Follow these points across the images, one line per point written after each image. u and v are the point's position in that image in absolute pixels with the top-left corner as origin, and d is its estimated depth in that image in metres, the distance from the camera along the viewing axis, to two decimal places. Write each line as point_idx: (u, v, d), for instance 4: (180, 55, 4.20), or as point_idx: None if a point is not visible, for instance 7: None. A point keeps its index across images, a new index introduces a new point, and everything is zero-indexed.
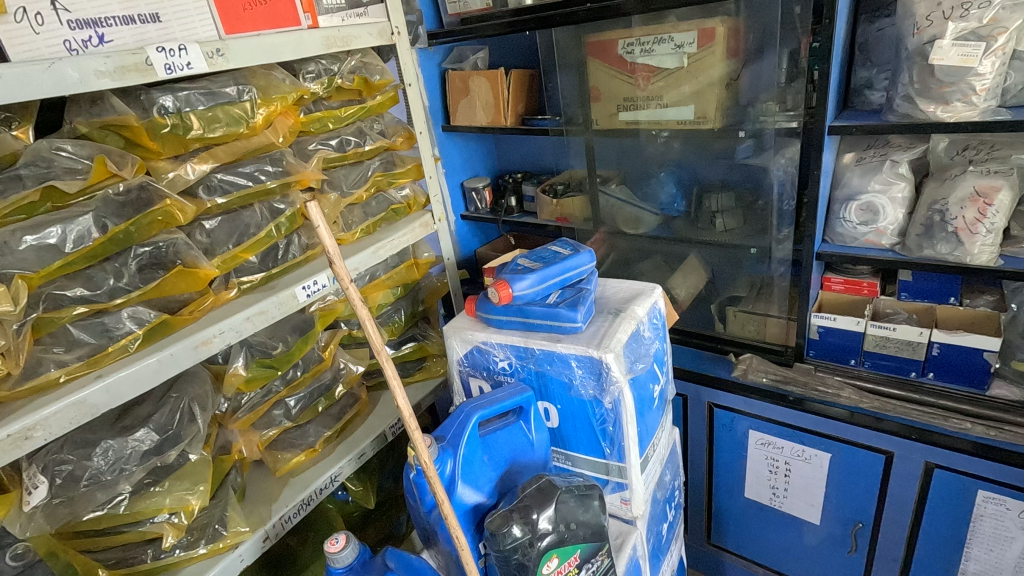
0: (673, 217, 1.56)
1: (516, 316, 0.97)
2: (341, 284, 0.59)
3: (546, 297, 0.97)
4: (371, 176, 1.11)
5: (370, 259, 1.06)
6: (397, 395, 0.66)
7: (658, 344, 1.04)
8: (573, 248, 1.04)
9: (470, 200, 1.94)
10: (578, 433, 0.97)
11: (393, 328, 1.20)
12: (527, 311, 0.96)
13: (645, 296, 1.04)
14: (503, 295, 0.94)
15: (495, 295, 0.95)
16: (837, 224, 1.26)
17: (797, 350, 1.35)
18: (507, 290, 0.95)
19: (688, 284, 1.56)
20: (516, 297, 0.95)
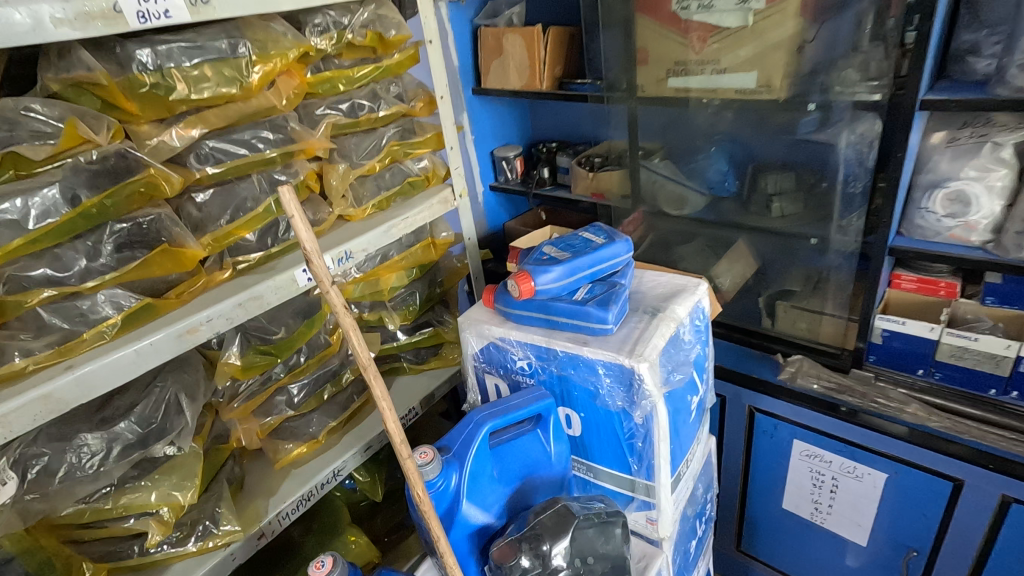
0: (722, 198, 1.40)
1: (537, 311, 0.85)
2: (319, 284, 0.49)
3: (573, 293, 0.86)
4: (386, 145, 1.00)
5: (382, 239, 0.97)
6: (387, 418, 0.55)
7: (700, 349, 0.92)
8: (609, 235, 0.91)
9: (500, 170, 1.81)
10: (603, 445, 0.86)
11: (407, 313, 1.11)
12: (550, 308, 0.84)
13: (688, 293, 0.91)
14: (524, 289, 0.83)
15: (515, 288, 0.83)
16: (916, 214, 1.09)
17: (855, 355, 1.21)
18: (529, 283, 0.83)
19: (736, 272, 1.40)
20: (539, 292, 0.83)
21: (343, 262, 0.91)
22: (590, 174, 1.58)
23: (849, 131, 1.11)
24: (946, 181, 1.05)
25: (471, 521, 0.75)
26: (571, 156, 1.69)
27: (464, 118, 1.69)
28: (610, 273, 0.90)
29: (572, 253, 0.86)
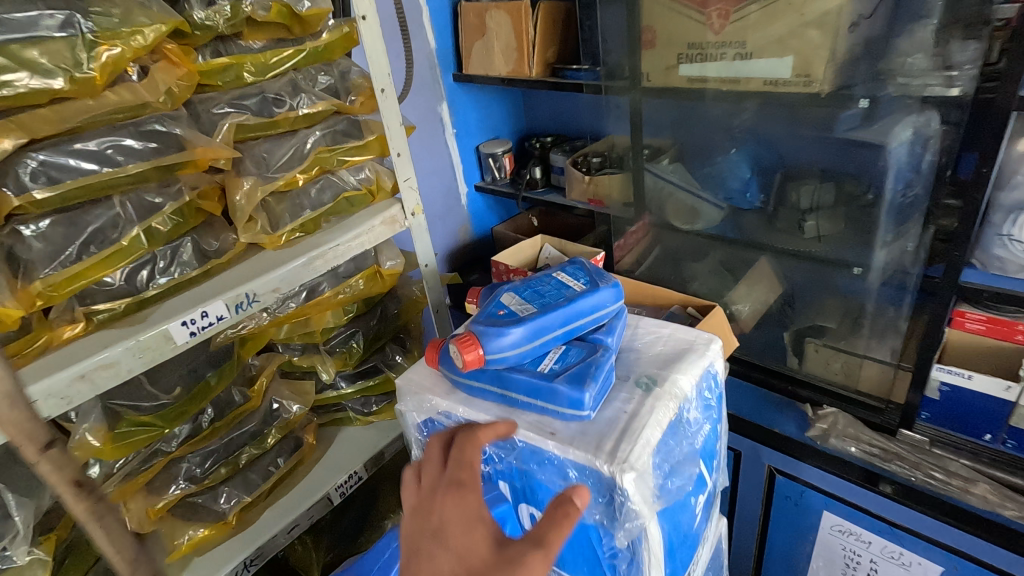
0: (742, 210, 1.16)
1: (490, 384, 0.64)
2: None
3: (538, 361, 0.64)
4: (311, 151, 0.78)
5: (303, 274, 0.76)
6: None
7: (710, 427, 0.70)
8: (592, 278, 0.69)
9: (486, 167, 1.58)
10: (577, 559, 0.65)
11: (343, 359, 0.91)
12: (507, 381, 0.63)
13: (695, 357, 0.69)
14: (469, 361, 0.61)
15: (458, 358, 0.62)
16: (995, 242, 0.83)
17: (904, 412, 0.98)
18: (476, 353, 0.61)
19: (754, 299, 1.20)
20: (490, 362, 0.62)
21: (244, 308, 0.70)
22: (586, 179, 1.35)
23: (910, 135, 0.87)
24: None
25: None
26: (567, 154, 1.45)
27: (443, 109, 1.47)
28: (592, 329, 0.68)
29: (538, 307, 0.64)
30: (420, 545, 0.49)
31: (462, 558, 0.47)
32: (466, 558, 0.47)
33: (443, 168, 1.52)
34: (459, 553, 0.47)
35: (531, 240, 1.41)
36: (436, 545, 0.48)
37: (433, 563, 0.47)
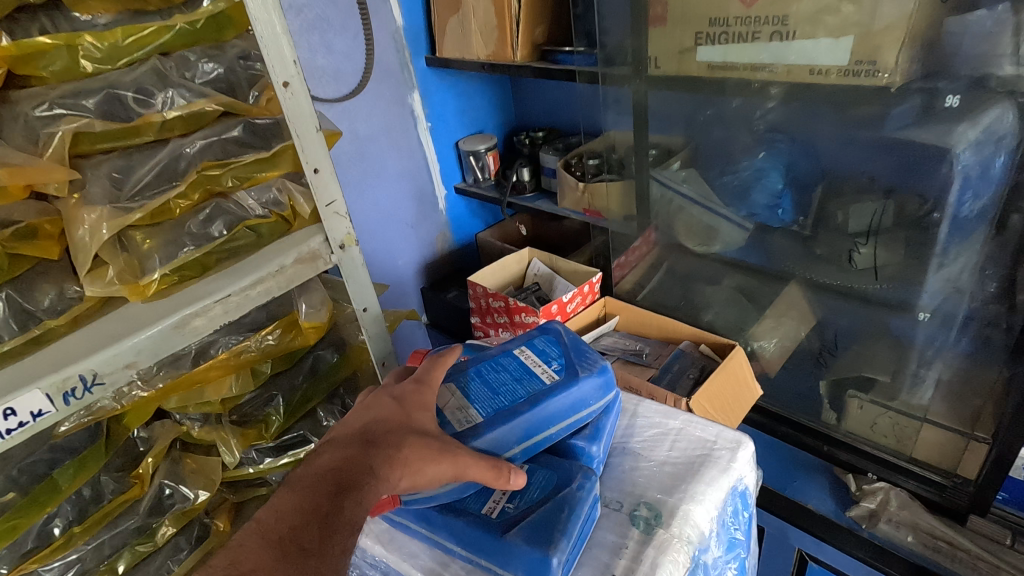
0: (770, 228, 0.95)
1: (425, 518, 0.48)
2: None
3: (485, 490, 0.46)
4: (189, 170, 0.57)
5: (176, 341, 0.55)
6: None
7: (734, 568, 0.50)
8: (568, 360, 0.49)
9: (467, 166, 1.37)
10: None
11: (253, 434, 0.70)
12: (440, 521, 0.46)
13: (716, 470, 0.49)
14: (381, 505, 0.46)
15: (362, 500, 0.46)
16: None
17: (976, 499, 0.76)
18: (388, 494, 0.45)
19: (782, 333, 0.99)
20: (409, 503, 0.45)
21: (79, 396, 0.50)
22: (580, 186, 1.11)
23: (988, 142, 0.65)
24: None
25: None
26: (560, 154, 1.22)
27: (414, 100, 1.24)
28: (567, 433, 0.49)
29: (482, 418, 0.46)
30: (370, 397, 0.47)
31: (406, 420, 0.45)
32: (408, 423, 0.45)
33: (416, 170, 1.30)
34: (403, 414, 0.45)
35: (518, 255, 1.21)
36: (388, 401, 0.46)
37: (381, 406, 0.46)
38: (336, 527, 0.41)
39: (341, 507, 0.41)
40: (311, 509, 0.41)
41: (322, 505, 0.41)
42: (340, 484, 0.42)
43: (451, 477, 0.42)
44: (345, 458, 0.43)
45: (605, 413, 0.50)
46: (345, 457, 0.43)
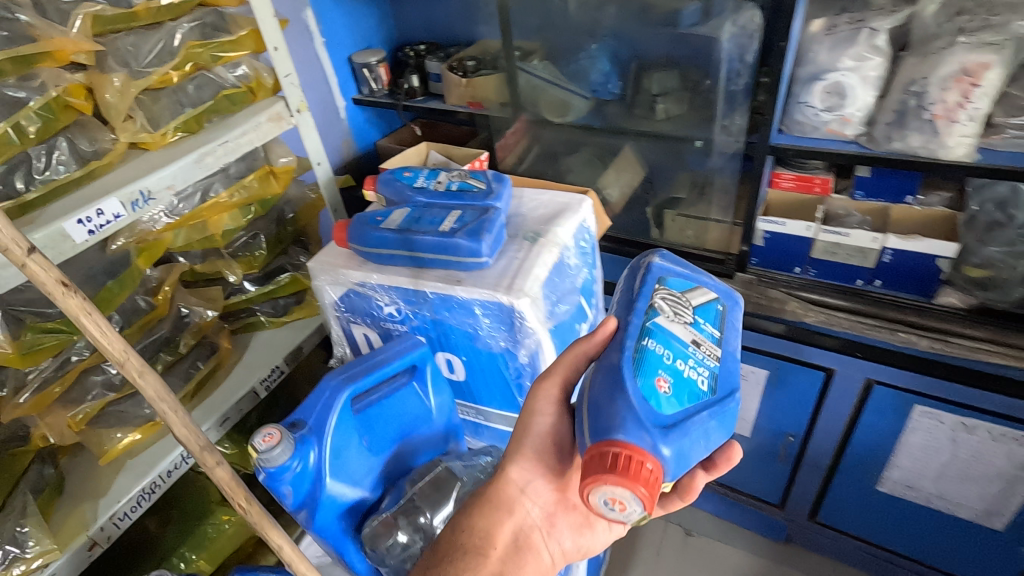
0: (605, 101, 1.29)
1: (684, 424, 0.54)
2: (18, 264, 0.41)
3: (647, 344, 0.58)
4: (180, 48, 0.76)
5: (194, 172, 0.76)
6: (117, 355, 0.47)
7: (587, 273, 0.84)
8: (487, 183, 0.81)
9: (362, 79, 1.56)
10: (490, 388, 0.79)
11: (250, 262, 0.95)
12: (651, 398, 0.54)
13: (571, 212, 0.81)
14: (649, 464, 0.49)
15: (637, 499, 0.48)
16: (796, 109, 1.05)
17: (740, 260, 1.20)
18: (638, 447, 0.49)
19: (621, 183, 1.34)
20: (619, 416, 0.52)
21: (140, 206, 0.70)
22: (463, 81, 1.37)
23: (736, 25, 1.03)
24: (825, 73, 1.01)
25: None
26: (442, 60, 1.47)
27: (309, 16, 1.41)
28: (655, 281, 0.65)
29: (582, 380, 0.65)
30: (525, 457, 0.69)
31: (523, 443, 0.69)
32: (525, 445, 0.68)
33: (316, 82, 1.48)
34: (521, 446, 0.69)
35: (417, 148, 1.42)
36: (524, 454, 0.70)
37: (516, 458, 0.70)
38: (459, 548, 0.62)
39: (470, 530, 0.63)
40: (447, 542, 0.63)
41: (454, 535, 0.63)
42: (469, 508, 0.65)
43: (535, 434, 0.62)
44: (476, 494, 0.67)
45: (654, 262, 0.67)
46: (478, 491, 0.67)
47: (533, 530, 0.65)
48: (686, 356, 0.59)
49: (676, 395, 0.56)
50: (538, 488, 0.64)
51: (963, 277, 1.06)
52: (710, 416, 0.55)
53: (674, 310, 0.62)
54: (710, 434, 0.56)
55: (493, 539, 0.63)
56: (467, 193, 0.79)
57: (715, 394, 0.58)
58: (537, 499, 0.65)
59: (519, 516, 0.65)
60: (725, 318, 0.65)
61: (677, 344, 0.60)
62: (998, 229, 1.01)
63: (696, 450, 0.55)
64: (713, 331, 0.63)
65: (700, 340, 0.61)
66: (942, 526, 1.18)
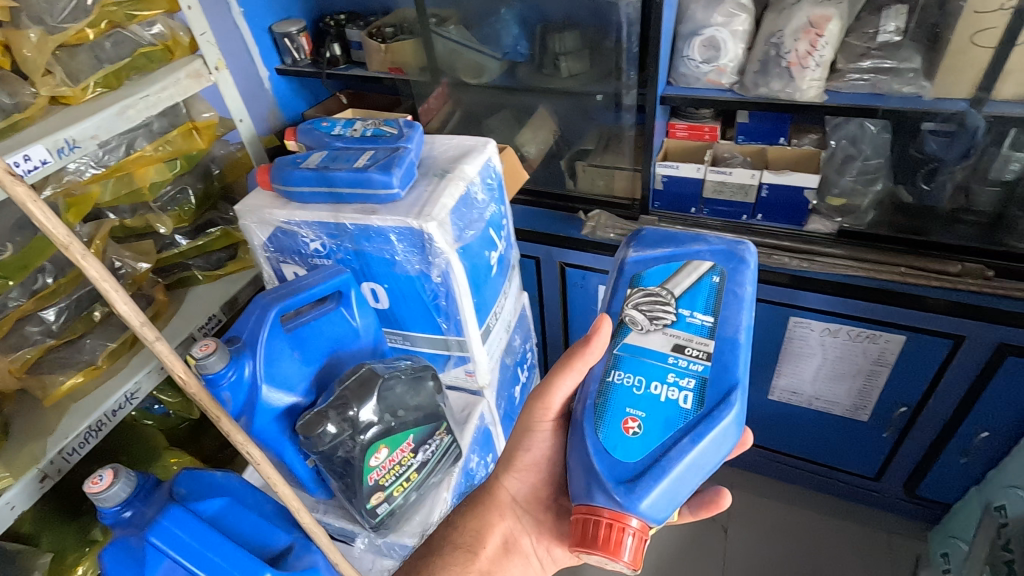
0: (517, 63, 1.39)
1: (659, 460, 0.64)
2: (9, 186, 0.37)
3: (614, 378, 0.71)
4: (94, 6, 0.80)
5: (116, 124, 0.80)
6: (117, 301, 0.43)
7: (494, 207, 0.94)
8: (401, 127, 0.89)
9: (284, 49, 1.59)
10: (412, 312, 0.89)
11: (180, 216, 1.01)
12: (617, 442, 0.66)
13: (477, 152, 0.91)
14: (630, 527, 0.62)
15: (620, 562, 0.61)
16: (680, 63, 1.18)
17: (643, 204, 1.34)
18: (620, 513, 0.62)
19: (538, 141, 1.44)
20: (589, 474, 0.65)
21: (66, 153, 0.74)
22: (382, 47, 1.43)
23: None
24: (701, 29, 1.15)
25: (245, 544, 0.65)
26: (362, 28, 1.53)
27: None
28: (630, 283, 0.75)
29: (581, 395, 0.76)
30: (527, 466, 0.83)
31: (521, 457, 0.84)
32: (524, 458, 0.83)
33: (237, 52, 1.51)
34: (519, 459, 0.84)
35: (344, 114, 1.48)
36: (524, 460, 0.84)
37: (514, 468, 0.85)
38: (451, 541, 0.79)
39: (464, 526, 0.80)
40: (442, 538, 0.80)
41: (448, 532, 0.81)
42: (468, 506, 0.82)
43: (525, 449, 0.79)
44: (471, 495, 0.84)
45: (625, 262, 0.76)
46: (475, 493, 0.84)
47: (521, 534, 0.81)
48: (666, 375, 0.69)
49: (649, 432, 0.66)
50: (524, 497, 0.81)
51: (826, 205, 1.24)
52: (691, 441, 0.65)
53: (650, 317, 0.72)
54: (697, 455, 0.65)
55: (482, 538, 0.79)
56: (380, 137, 0.87)
57: (702, 407, 0.67)
58: (524, 504, 0.81)
59: (509, 520, 0.80)
60: (723, 291, 0.70)
61: (655, 359, 0.70)
62: (851, 160, 1.22)
63: (685, 475, 0.64)
64: (704, 319, 0.70)
65: (684, 343, 0.70)
66: (823, 426, 1.36)
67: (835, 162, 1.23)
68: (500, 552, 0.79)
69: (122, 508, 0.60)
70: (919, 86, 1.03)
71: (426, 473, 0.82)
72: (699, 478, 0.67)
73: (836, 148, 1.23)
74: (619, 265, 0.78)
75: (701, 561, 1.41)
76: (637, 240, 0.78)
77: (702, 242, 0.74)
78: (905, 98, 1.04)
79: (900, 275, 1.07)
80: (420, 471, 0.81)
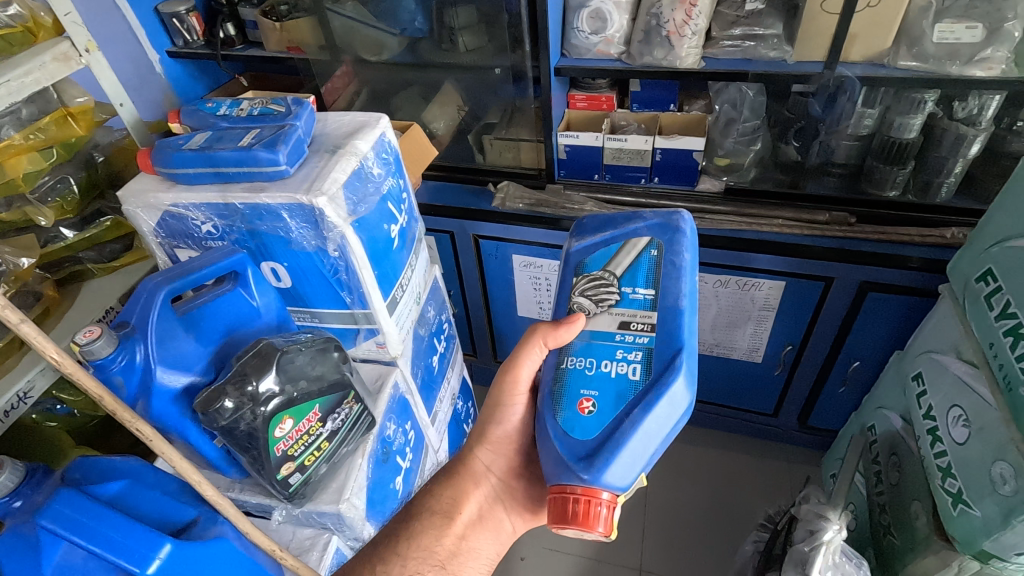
0: (417, 39, 1.38)
1: (613, 433, 0.68)
2: None
3: (570, 364, 0.76)
4: None
5: None
6: None
7: (392, 181, 0.96)
8: (288, 104, 0.89)
9: (174, 30, 1.52)
10: (315, 289, 0.90)
11: (64, 206, 0.97)
12: (575, 423, 0.71)
13: (370, 128, 0.92)
14: (601, 499, 0.66)
15: (596, 532, 0.66)
16: (572, 35, 1.24)
17: (549, 173, 1.41)
18: (590, 488, 0.66)
19: (445, 117, 1.47)
20: (554, 456, 0.70)
21: None
22: (277, 25, 1.43)
23: None
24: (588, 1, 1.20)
25: (148, 521, 0.66)
26: (255, 7, 1.49)
27: None
28: (575, 271, 0.82)
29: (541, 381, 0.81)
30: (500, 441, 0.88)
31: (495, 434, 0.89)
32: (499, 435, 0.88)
33: (121, 34, 1.44)
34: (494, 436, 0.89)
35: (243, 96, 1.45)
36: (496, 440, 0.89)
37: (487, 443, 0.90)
38: (429, 510, 0.83)
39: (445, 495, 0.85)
40: (415, 507, 0.84)
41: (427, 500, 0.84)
42: (447, 476, 0.87)
43: (497, 422, 0.85)
44: (448, 465, 0.89)
45: (570, 250, 0.83)
46: (453, 463, 0.88)
47: (494, 502, 0.86)
48: (615, 353, 0.74)
49: (603, 409, 0.71)
50: (497, 466, 0.87)
51: (714, 166, 1.34)
52: (643, 410, 0.68)
53: (596, 300, 0.78)
54: (651, 422, 0.68)
55: (457, 506, 0.84)
56: (267, 116, 0.87)
57: (650, 376, 0.71)
58: (498, 473, 0.87)
59: (483, 488, 0.86)
60: (660, 264, 0.75)
61: (605, 339, 0.76)
62: (733, 123, 1.31)
63: (641, 444, 0.68)
64: (645, 293, 0.75)
65: (629, 319, 0.75)
66: (725, 371, 1.49)
67: (721, 125, 1.32)
68: (475, 519, 0.84)
69: (12, 498, 0.60)
70: (783, 51, 1.13)
71: (338, 442, 0.85)
72: (659, 444, 0.70)
73: (721, 111, 1.32)
74: (565, 256, 0.84)
75: (623, 506, 1.52)
76: (582, 228, 0.84)
77: (638, 220, 0.79)
78: (771, 62, 1.14)
79: (779, 227, 1.21)
80: (331, 439, 0.83)
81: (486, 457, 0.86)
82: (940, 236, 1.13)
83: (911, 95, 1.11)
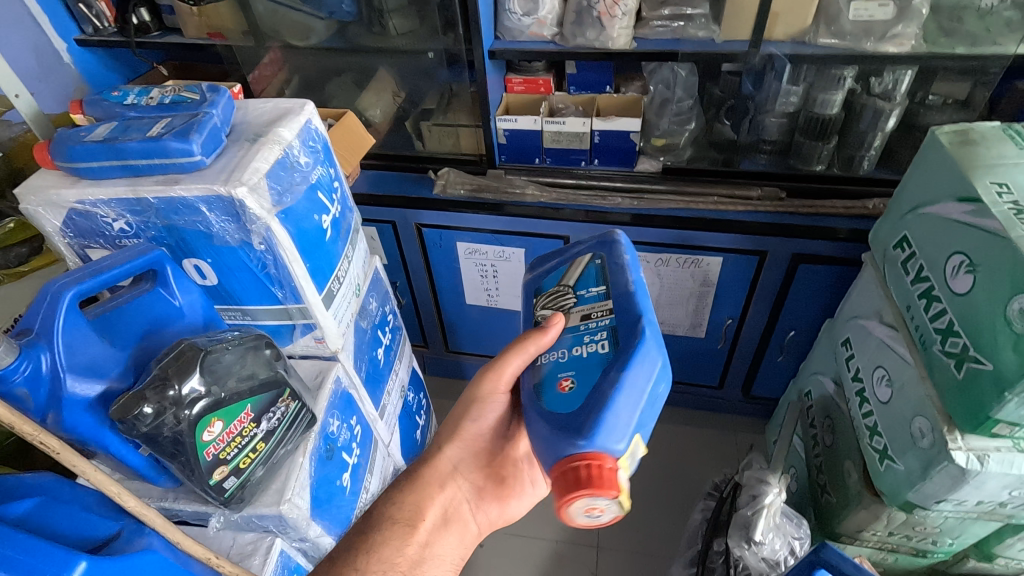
0: (345, 22, 1.32)
1: (596, 396, 0.65)
2: None
3: (545, 359, 0.74)
4: None
5: None
6: None
7: (321, 170, 0.92)
8: (203, 91, 0.84)
9: (81, 16, 1.41)
10: (243, 285, 0.86)
11: None
12: (560, 404, 0.68)
13: (294, 115, 0.88)
14: (608, 463, 0.62)
15: (609, 497, 0.61)
16: (505, 17, 1.22)
17: (489, 159, 1.39)
18: (591, 453, 0.62)
19: (382, 105, 1.44)
20: (543, 439, 0.66)
21: None
22: (194, 10, 1.34)
23: None
24: None
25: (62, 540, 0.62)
26: None
27: None
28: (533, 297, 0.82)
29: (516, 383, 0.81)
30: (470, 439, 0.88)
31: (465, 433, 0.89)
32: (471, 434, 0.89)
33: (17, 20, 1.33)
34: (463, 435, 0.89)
35: None
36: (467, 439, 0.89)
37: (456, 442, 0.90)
38: (391, 516, 0.80)
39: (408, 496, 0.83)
40: (375, 518, 0.80)
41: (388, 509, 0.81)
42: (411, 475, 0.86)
43: (472, 419, 0.85)
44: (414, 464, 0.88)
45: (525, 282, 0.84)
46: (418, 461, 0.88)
47: (460, 502, 0.85)
48: (583, 338, 0.71)
49: (584, 382, 0.68)
50: (464, 466, 0.87)
51: (651, 146, 1.35)
52: (621, 369, 0.65)
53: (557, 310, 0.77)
54: (632, 379, 0.65)
55: (421, 512, 0.81)
56: (180, 104, 0.82)
57: (619, 346, 0.68)
58: (463, 473, 0.87)
59: (448, 490, 0.84)
60: (606, 268, 0.75)
61: (571, 333, 0.73)
62: (667, 103, 1.35)
63: (629, 402, 0.64)
64: (598, 291, 0.75)
65: (588, 312, 0.73)
66: (671, 347, 1.52)
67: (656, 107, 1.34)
68: (439, 523, 0.82)
69: None
70: (710, 31, 1.15)
71: (275, 443, 0.82)
72: (643, 405, 0.67)
73: (656, 93, 1.35)
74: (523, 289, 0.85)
75: None
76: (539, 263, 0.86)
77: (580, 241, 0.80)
78: (700, 41, 1.16)
79: (714, 204, 1.24)
80: (267, 440, 0.81)
81: (454, 455, 0.86)
82: (863, 208, 1.19)
83: (831, 72, 1.16)
